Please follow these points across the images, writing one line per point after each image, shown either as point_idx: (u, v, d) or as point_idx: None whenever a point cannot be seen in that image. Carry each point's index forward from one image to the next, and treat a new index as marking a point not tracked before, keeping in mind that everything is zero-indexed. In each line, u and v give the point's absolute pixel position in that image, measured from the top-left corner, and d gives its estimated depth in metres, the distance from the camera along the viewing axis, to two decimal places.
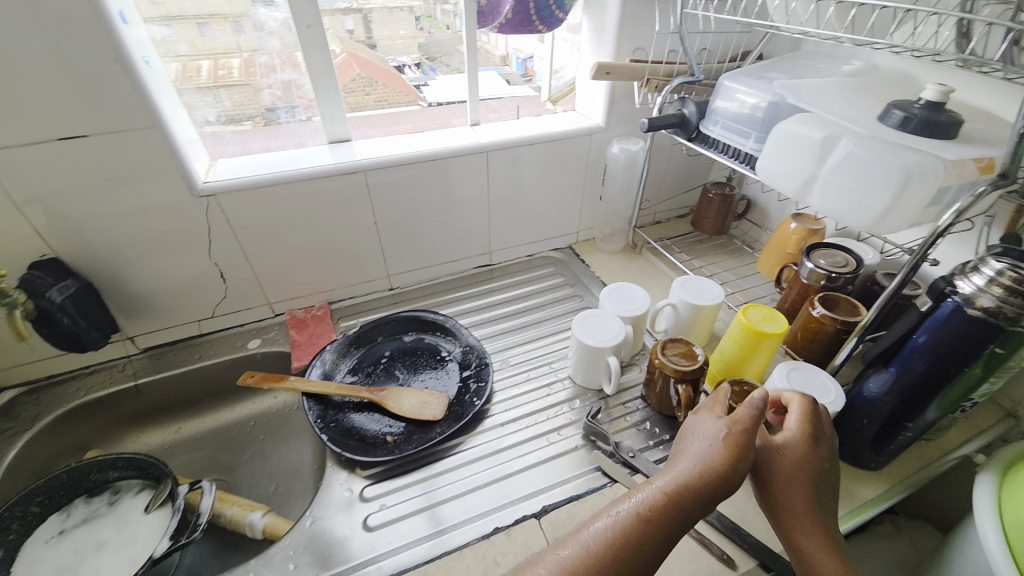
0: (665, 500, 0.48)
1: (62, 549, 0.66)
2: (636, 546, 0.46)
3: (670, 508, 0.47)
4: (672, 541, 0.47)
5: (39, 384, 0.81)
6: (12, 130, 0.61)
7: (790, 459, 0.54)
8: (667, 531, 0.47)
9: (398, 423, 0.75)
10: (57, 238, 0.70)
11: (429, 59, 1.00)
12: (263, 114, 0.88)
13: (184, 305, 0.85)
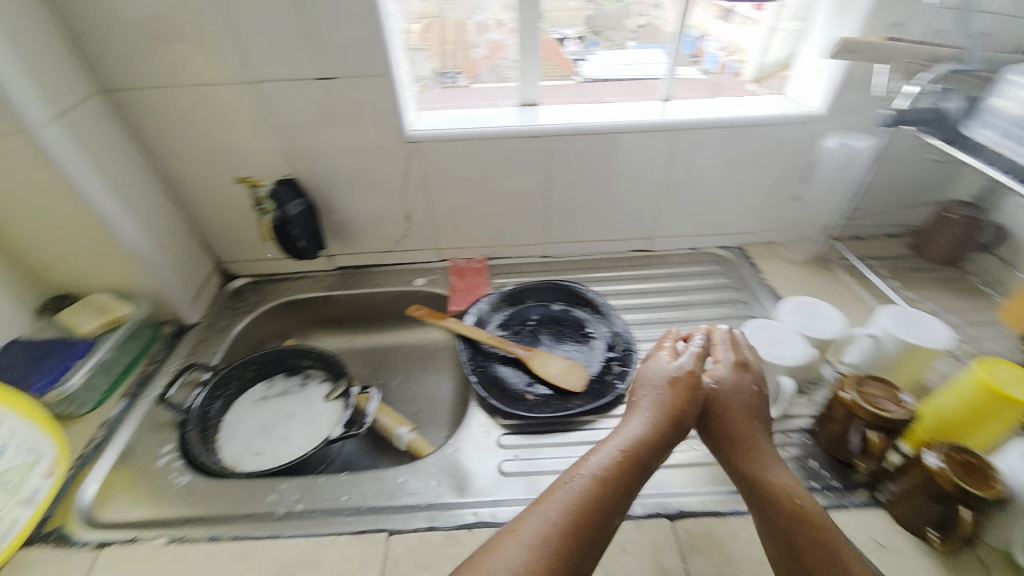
0: (613, 452, 0.55)
1: (262, 411, 0.81)
2: (596, 501, 0.50)
3: (622, 458, 0.55)
4: (630, 493, 0.53)
5: (262, 279, 1.01)
6: (286, 67, 0.74)
7: (729, 399, 0.63)
8: (627, 477, 0.53)
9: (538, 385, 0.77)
10: (298, 162, 0.84)
11: (593, 32, 0.92)
12: (432, 79, 0.90)
13: (373, 236, 0.97)
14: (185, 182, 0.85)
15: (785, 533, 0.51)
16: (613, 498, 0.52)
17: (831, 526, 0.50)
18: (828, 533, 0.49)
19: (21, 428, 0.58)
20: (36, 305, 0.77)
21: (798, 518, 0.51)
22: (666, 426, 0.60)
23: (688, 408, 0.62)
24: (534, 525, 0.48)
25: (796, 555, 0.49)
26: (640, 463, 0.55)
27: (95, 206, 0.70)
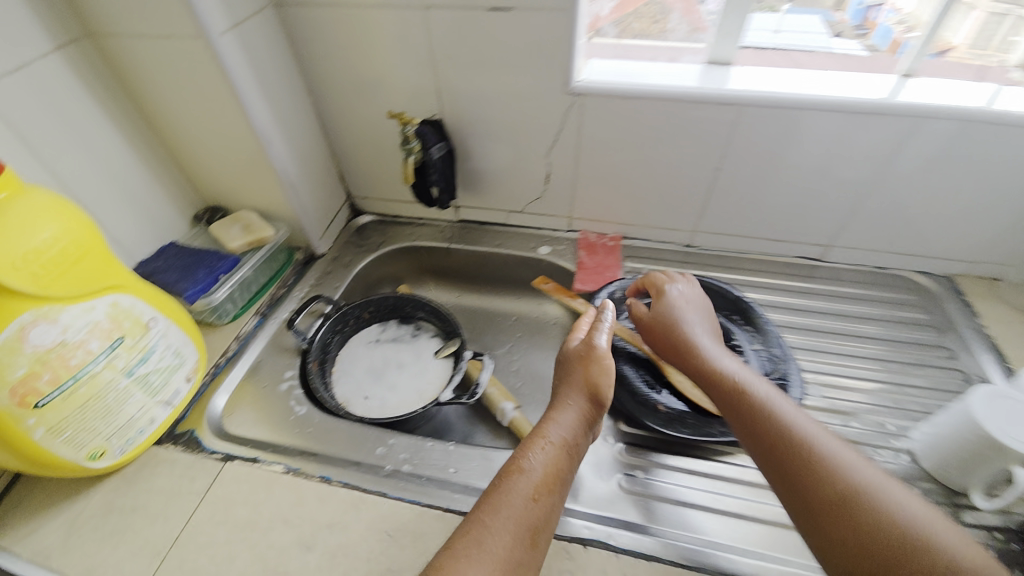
0: (532, 450, 0.53)
1: (374, 354, 0.80)
2: (537, 500, 0.49)
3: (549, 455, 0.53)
4: (564, 485, 0.52)
5: (386, 219, 1.00)
6: None
7: (661, 323, 0.65)
8: (560, 467, 0.52)
9: (672, 397, 0.67)
10: (448, 101, 0.78)
11: None
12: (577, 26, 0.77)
13: (505, 193, 0.90)
14: (332, 111, 0.83)
15: (777, 448, 0.49)
16: (550, 488, 0.51)
17: (812, 429, 0.50)
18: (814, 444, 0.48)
19: (170, 333, 0.60)
20: (192, 214, 0.80)
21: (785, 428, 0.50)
22: (588, 410, 0.58)
23: (575, 384, 0.60)
24: (484, 533, 0.46)
25: (795, 471, 0.48)
26: (569, 451, 0.54)
27: (254, 124, 0.69)
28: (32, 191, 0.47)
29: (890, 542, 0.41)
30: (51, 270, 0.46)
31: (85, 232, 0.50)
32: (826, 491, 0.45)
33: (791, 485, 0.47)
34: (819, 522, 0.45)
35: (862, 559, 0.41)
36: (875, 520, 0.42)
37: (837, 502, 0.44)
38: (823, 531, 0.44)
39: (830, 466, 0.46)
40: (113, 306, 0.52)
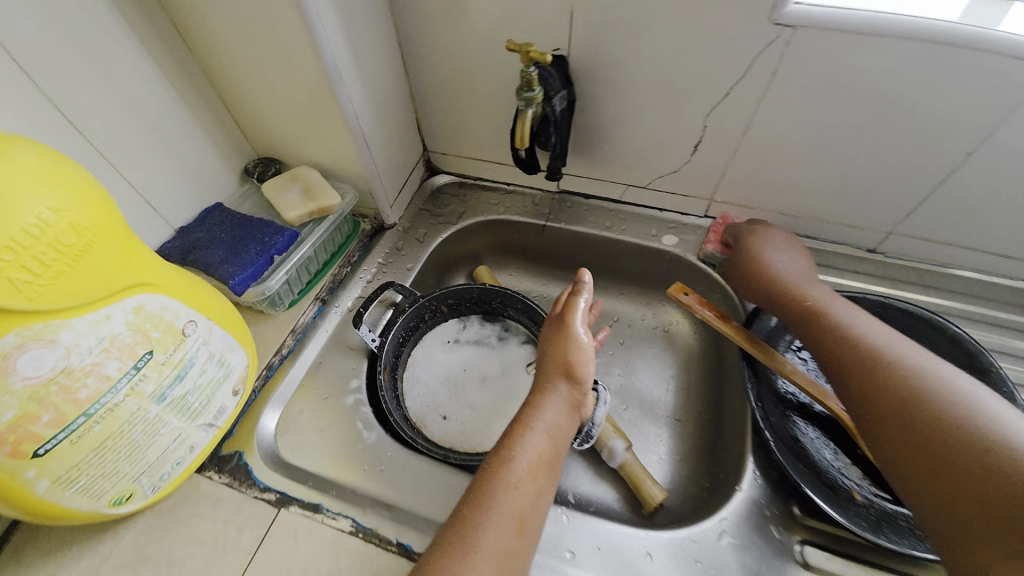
0: (522, 437, 0.45)
1: (453, 361, 0.65)
2: (524, 486, 0.42)
3: (538, 437, 0.45)
4: (553, 471, 0.44)
5: (467, 182, 0.81)
6: None
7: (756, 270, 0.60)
8: (547, 453, 0.44)
9: (869, 479, 0.49)
10: (581, 31, 0.55)
11: None
12: None
13: (629, 162, 0.68)
14: (417, 39, 0.62)
15: (876, 394, 0.43)
16: (546, 472, 0.44)
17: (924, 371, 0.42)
18: (914, 390, 0.41)
19: (212, 338, 0.45)
20: (240, 167, 0.64)
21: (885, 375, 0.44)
22: (569, 386, 0.49)
23: (549, 365, 0.51)
24: (478, 521, 0.39)
25: (892, 424, 0.41)
26: (554, 439, 0.46)
27: (323, 56, 0.50)
28: (11, 144, 0.30)
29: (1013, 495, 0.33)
30: (43, 273, 0.30)
31: (94, 211, 0.33)
32: (934, 442, 0.38)
33: (889, 438, 0.41)
34: (925, 478, 0.37)
35: (979, 517, 0.34)
36: (993, 471, 0.34)
37: (946, 454, 0.37)
38: (927, 487, 0.37)
39: (938, 412, 0.39)
40: (135, 311, 0.38)
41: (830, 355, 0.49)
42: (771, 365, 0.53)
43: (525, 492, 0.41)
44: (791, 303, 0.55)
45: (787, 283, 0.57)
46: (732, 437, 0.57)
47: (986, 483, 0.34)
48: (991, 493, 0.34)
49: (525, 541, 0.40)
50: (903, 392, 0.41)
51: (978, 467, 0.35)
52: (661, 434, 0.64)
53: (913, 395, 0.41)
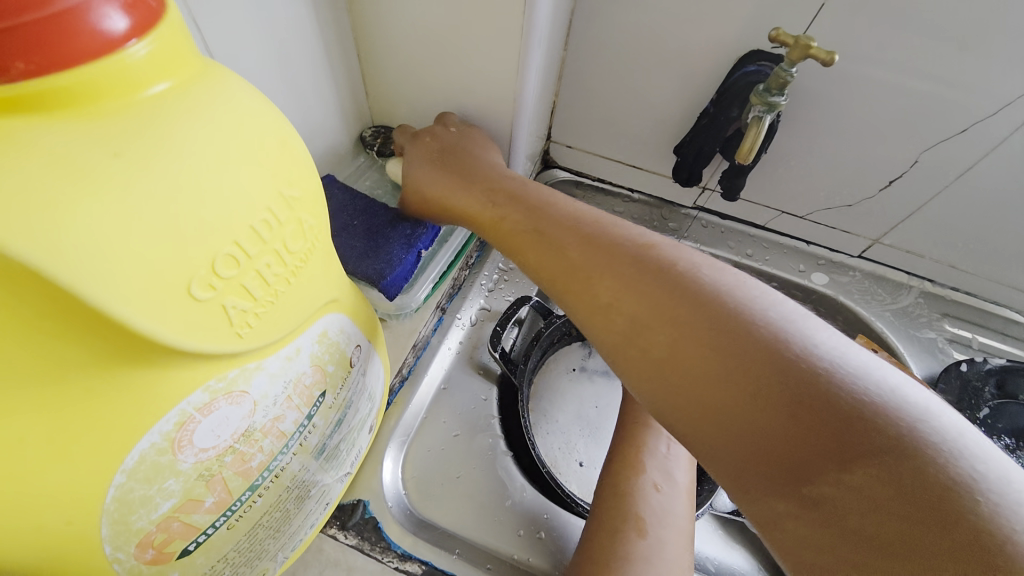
0: (626, 437, 0.44)
1: (582, 394, 0.56)
2: (636, 484, 0.40)
3: (635, 433, 0.44)
4: (665, 464, 0.42)
5: (585, 181, 0.70)
6: None
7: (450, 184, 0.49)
8: (652, 444, 0.43)
9: None
10: (816, 35, 0.46)
11: None
12: None
13: (797, 188, 0.60)
14: (595, 7, 0.51)
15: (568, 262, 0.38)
16: (657, 463, 0.42)
17: (563, 219, 0.41)
18: (604, 264, 0.36)
19: (370, 368, 0.34)
20: (356, 134, 0.52)
21: (539, 250, 0.40)
22: None
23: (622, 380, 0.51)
24: (594, 527, 0.38)
25: (641, 333, 0.33)
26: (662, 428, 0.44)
27: (533, 14, 0.38)
28: (229, 82, 0.19)
29: (815, 407, 0.26)
30: (259, 296, 0.20)
31: (319, 201, 0.23)
32: (701, 348, 0.30)
33: (631, 343, 0.33)
34: (702, 404, 0.30)
35: (785, 446, 0.27)
36: (767, 374, 0.28)
37: (709, 361, 0.30)
38: (705, 416, 0.29)
39: (658, 293, 0.33)
40: (320, 340, 0.27)
41: (512, 241, 0.42)
42: None
43: (649, 489, 0.40)
44: (448, 184, 0.45)
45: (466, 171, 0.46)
46: None
47: (777, 395, 0.27)
48: (785, 402, 0.27)
49: (666, 540, 0.37)
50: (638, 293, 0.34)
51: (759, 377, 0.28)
52: None
53: (624, 273, 0.35)
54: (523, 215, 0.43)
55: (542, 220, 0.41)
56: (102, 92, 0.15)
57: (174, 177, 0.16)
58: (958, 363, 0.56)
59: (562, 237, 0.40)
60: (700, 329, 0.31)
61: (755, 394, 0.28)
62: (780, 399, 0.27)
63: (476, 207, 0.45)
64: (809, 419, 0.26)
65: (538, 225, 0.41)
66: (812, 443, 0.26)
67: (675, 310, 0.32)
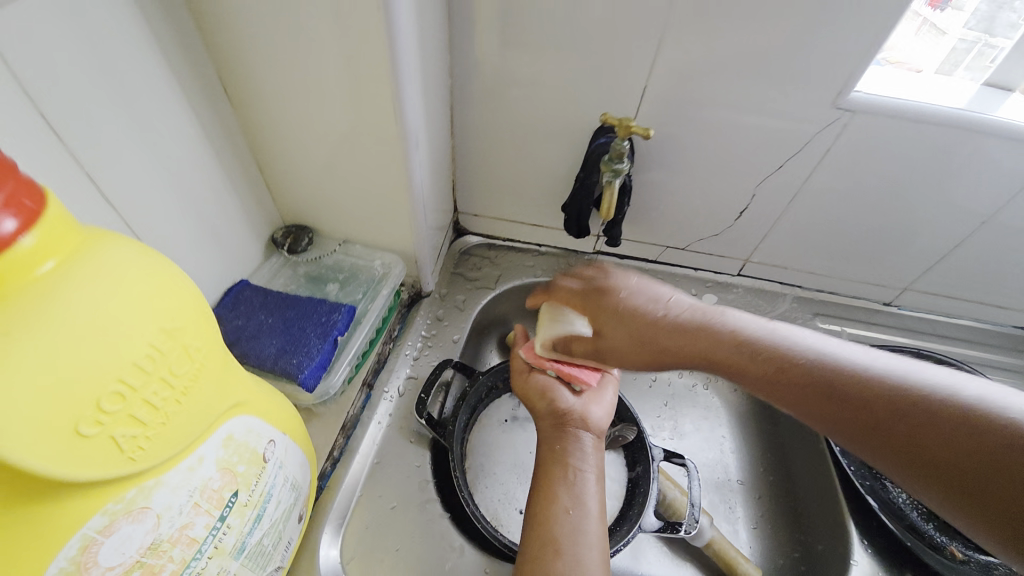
0: (540, 474, 0.48)
1: (517, 442, 0.59)
2: (552, 516, 0.44)
3: (548, 469, 0.48)
4: (574, 496, 0.46)
5: (496, 242, 0.77)
6: None
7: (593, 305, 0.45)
8: (563, 475, 0.47)
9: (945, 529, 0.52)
10: (650, 107, 0.56)
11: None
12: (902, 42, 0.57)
13: (672, 226, 0.69)
14: (471, 101, 0.60)
15: (817, 391, 0.35)
16: (573, 491, 0.46)
17: (717, 318, 0.41)
18: (813, 368, 0.36)
19: (287, 458, 0.36)
20: (267, 236, 0.56)
21: (714, 343, 0.40)
22: (571, 437, 0.50)
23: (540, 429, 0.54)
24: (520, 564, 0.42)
25: (806, 391, 0.36)
26: (569, 462, 0.48)
27: (405, 123, 0.45)
28: (107, 245, 0.23)
29: (997, 439, 0.28)
30: (149, 421, 0.23)
31: (203, 323, 0.26)
32: (940, 434, 0.30)
33: (809, 395, 0.36)
34: (865, 425, 0.33)
35: (948, 456, 0.30)
36: (920, 403, 0.32)
37: (947, 445, 0.30)
38: (968, 493, 0.29)
39: (818, 361, 0.36)
40: (225, 445, 0.29)
41: (670, 350, 0.41)
42: None
43: (560, 511, 0.45)
44: (642, 318, 0.42)
45: (677, 319, 0.41)
46: (821, 507, 0.58)
47: (937, 420, 0.31)
48: (959, 433, 0.30)
49: (583, 557, 0.42)
50: (804, 361, 0.37)
51: (913, 406, 0.32)
52: (733, 501, 0.63)
53: (809, 359, 0.37)
54: (681, 325, 0.41)
55: (705, 321, 0.41)
56: (2, 279, 0.19)
57: (65, 337, 0.20)
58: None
59: (730, 331, 0.40)
60: (842, 374, 0.35)
61: (912, 419, 0.31)
62: (935, 422, 0.31)
63: (644, 325, 0.42)
64: (987, 451, 0.29)
65: (702, 328, 0.40)
66: (980, 460, 0.29)
67: (832, 367, 0.36)
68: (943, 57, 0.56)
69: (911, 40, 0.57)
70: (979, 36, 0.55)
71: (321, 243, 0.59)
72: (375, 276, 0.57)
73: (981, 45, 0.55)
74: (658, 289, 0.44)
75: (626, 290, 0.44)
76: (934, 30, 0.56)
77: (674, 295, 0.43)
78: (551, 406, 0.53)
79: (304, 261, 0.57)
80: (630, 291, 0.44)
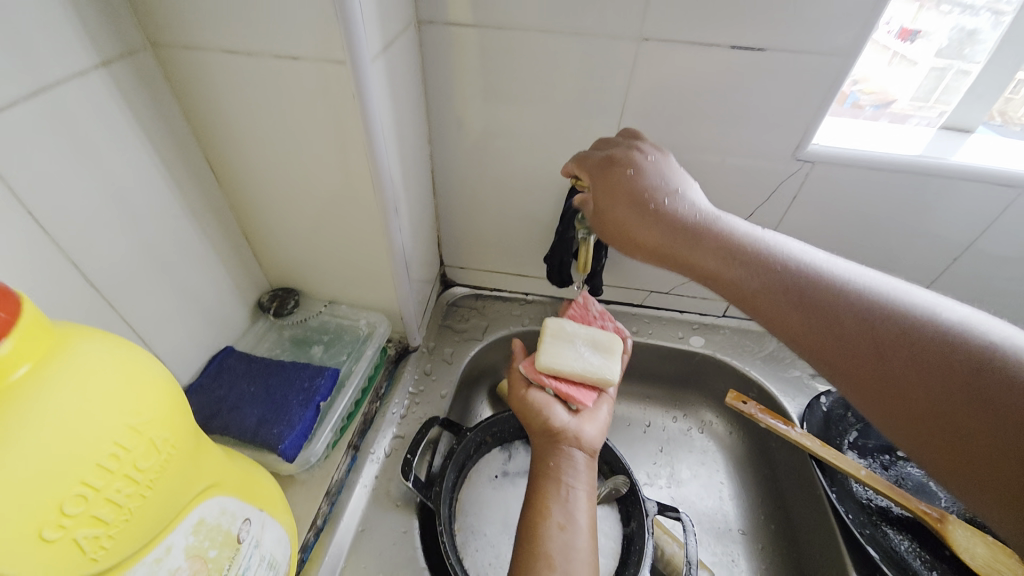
0: (532, 494, 0.47)
1: (509, 499, 0.58)
2: (544, 532, 0.43)
3: (542, 484, 0.47)
4: (568, 508, 0.45)
5: (484, 293, 0.78)
6: (696, 23, 0.48)
7: (603, 186, 0.45)
8: (557, 492, 0.46)
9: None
10: None
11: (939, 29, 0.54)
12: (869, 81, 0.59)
13: (653, 271, 0.71)
14: (450, 163, 0.63)
15: (788, 300, 0.38)
16: (566, 507, 0.45)
17: (718, 225, 0.42)
18: (793, 283, 0.38)
19: (264, 536, 0.36)
20: (254, 301, 0.58)
21: (701, 253, 0.41)
22: (566, 449, 0.49)
23: (535, 440, 0.52)
24: None
25: (784, 303, 0.38)
26: (563, 478, 0.47)
27: (384, 191, 0.47)
28: (82, 344, 0.23)
29: (938, 348, 0.31)
30: (111, 520, 0.23)
31: (173, 411, 0.27)
32: (887, 343, 0.33)
33: (781, 306, 0.38)
34: (839, 342, 0.35)
35: (910, 372, 0.32)
36: (895, 320, 0.33)
37: (891, 350, 0.33)
38: (894, 396, 0.32)
39: (808, 275, 0.38)
40: (196, 531, 0.29)
41: (669, 250, 0.43)
42: (845, 470, 0.56)
43: (553, 528, 0.43)
44: (632, 209, 0.44)
45: (668, 217, 0.42)
46: (824, 558, 0.55)
47: (906, 336, 0.33)
48: (928, 359, 0.31)
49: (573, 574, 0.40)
50: (796, 280, 0.38)
51: (889, 322, 0.33)
52: (735, 553, 0.61)
53: (788, 275, 0.38)
54: (675, 225, 0.42)
55: (695, 230, 0.42)
56: None
57: (26, 445, 0.20)
58: (818, 397, 0.64)
59: (729, 240, 0.41)
60: (828, 289, 0.36)
61: (883, 335, 0.33)
62: (904, 334, 0.33)
63: (637, 227, 0.43)
64: (929, 359, 0.31)
65: (703, 234, 0.41)
66: (938, 370, 0.31)
67: (817, 283, 0.37)
68: (917, 85, 0.59)
69: (883, 71, 0.58)
70: (952, 62, 0.56)
71: (306, 305, 0.60)
72: (360, 335, 0.59)
73: (953, 71, 0.57)
74: (678, 179, 0.45)
75: (640, 160, 0.44)
76: (905, 61, 0.57)
77: (683, 194, 0.43)
78: (546, 421, 0.51)
79: (290, 324, 0.59)
80: (641, 167, 0.44)
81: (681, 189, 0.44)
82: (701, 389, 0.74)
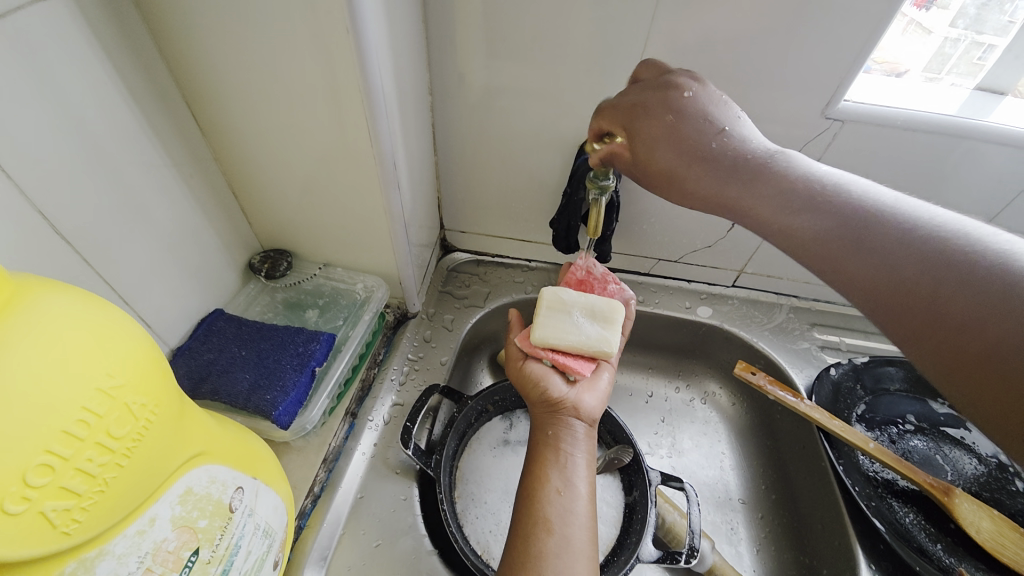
0: (530, 465, 0.45)
1: (510, 467, 0.57)
2: (541, 501, 0.42)
3: (539, 451, 0.46)
4: (565, 477, 0.43)
5: (485, 259, 0.75)
6: None
7: (648, 130, 0.41)
8: (555, 459, 0.44)
9: (955, 551, 0.50)
10: None
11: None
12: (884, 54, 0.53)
13: (662, 239, 0.68)
14: (452, 120, 0.59)
15: (839, 241, 0.36)
16: (564, 473, 0.44)
17: (775, 162, 0.40)
18: (847, 224, 0.36)
19: (258, 505, 0.34)
20: (244, 262, 0.55)
21: (754, 195, 0.40)
22: (566, 418, 0.47)
23: (535, 413, 0.50)
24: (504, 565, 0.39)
25: (841, 245, 0.36)
26: (562, 446, 0.46)
27: (382, 144, 0.44)
28: (43, 297, 0.21)
29: (1005, 294, 0.29)
30: (84, 490, 0.21)
31: (153, 374, 0.24)
32: (945, 288, 0.31)
33: (831, 245, 0.37)
34: (895, 287, 0.34)
35: (967, 317, 0.30)
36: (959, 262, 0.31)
37: (948, 296, 0.31)
38: (944, 343, 0.31)
39: (871, 216, 0.36)
40: (182, 501, 0.27)
41: (716, 194, 0.41)
42: (853, 443, 0.54)
43: (551, 493, 0.42)
44: (676, 151, 0.41)
45: (720, 155, 0.40)
46: (825, 528, 0.55)
47: (971, 282, 0.30)
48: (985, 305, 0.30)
49: (570, 538, 0.40)
50: (861, 220, 0.36)
51: (954, 264, 0.31)
52: (735, 521, 0.61)
53: (842, 215, 0.37)
54: (731, 162, 0.40)
55: (747, 169, 0.40)
56: None
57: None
58: (827, 368, 0.62)
59: (787, 181, 0.39)
60: (890, 230, 0.34)
61: (945, 283, 0.31)
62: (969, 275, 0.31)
63: (681, 168, 0.41)
64: (992, 304, 0.29)
65: (760, 177, 0.40)
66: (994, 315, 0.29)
67: (882, 223, 0.35)
68: (929, 57, 0.54)
69: (898, 41, 0.52)
70: (967, 32, 0.52)
71: (300, 267, 0.57)
72: (356, 300, 0.56)
73: (968, 43, 0.53)
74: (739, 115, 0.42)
75: (686, 95, 0.40)
76: (920, 30, 0.52)
77: (740, 133, 0.41)
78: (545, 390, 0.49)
79: (283, 287, 0.56)
80: (684, 103, 0.40)
81: (733, 127, 0.41)
82: (707, 360, 0.72)
